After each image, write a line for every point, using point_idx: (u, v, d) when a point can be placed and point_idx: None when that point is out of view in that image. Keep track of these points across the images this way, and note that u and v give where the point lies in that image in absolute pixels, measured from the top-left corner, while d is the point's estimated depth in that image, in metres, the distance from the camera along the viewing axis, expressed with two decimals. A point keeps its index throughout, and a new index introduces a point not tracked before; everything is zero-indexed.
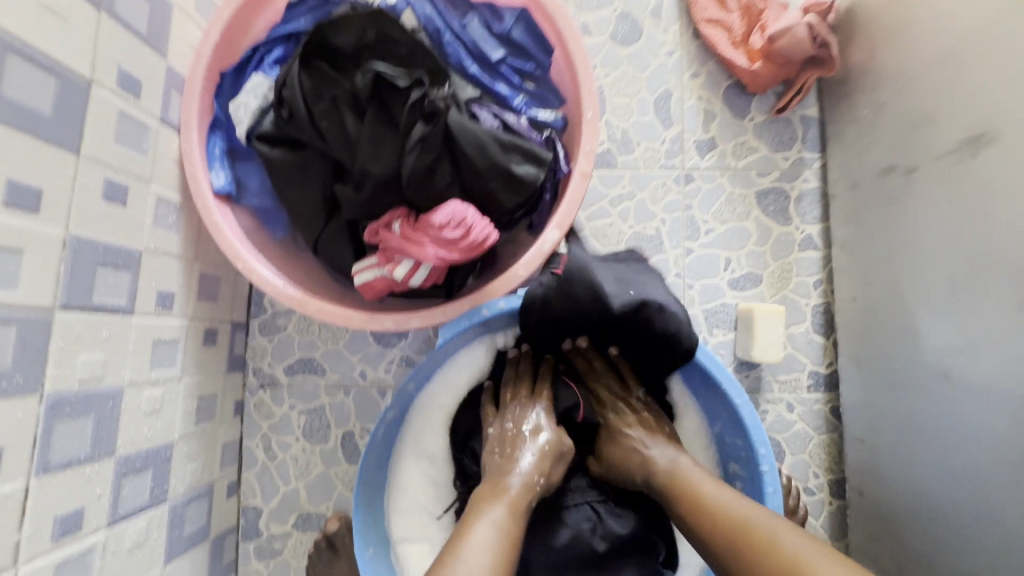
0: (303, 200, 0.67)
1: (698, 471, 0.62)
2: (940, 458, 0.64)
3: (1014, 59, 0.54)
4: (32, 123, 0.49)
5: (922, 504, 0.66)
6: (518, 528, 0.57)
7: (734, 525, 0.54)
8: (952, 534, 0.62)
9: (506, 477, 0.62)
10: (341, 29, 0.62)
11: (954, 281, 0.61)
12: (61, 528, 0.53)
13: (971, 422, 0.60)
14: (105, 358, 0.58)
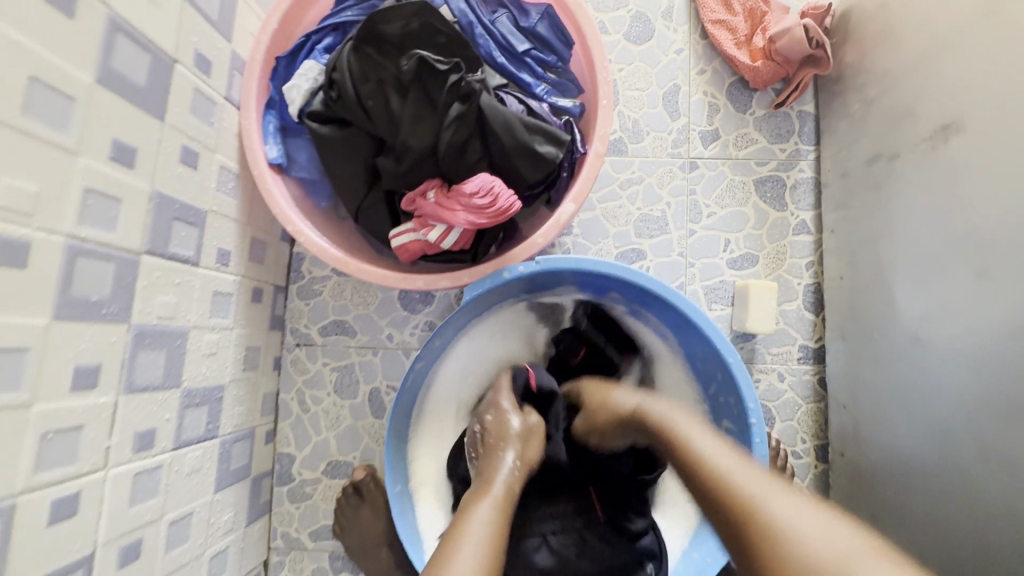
0: (347, 172, 0.75)
1: (688, 420, 0.59)
2: (914, 415, 0.69)
3: (982, 59, 0.62)
4: (132, 93, 0.58)
5: (897, 459, 0.72)
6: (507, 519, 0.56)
7: (719, 473, 0.51)
8: (929, 484, 0.67)
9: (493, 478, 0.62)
10: (389, 19, 0.70)
11: (924, 255, 0.68)
12: (139, 443, 0.62)
13: (952, 381, 0.63)
14: (176, 301, 0.66)
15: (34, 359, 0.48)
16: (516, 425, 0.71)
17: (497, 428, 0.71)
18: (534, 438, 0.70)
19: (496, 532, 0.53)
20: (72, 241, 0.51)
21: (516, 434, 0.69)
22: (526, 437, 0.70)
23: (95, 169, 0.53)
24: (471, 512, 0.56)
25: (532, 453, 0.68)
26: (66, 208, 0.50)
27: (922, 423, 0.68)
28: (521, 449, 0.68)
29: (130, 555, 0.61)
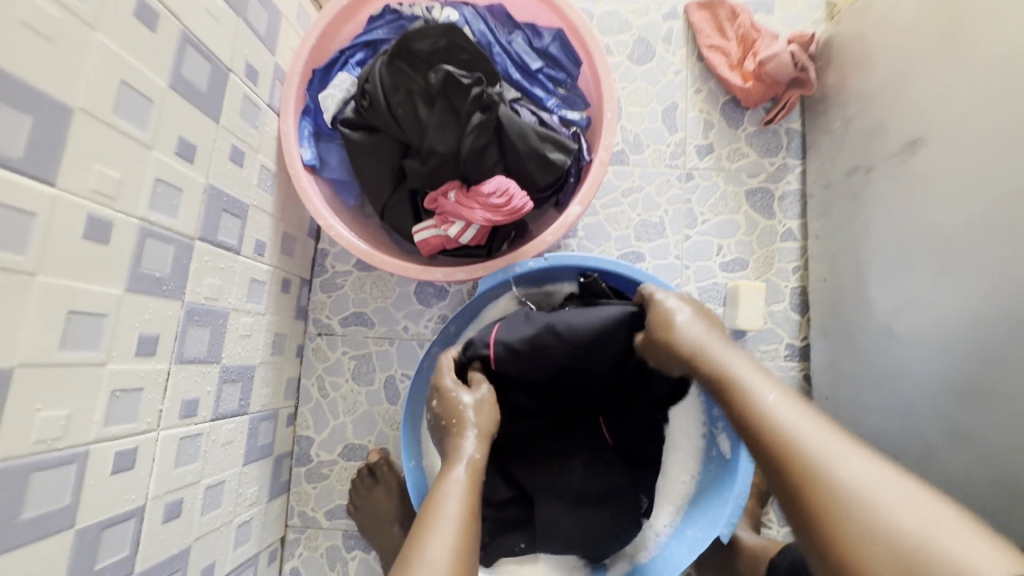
0: (375, 174, 0.83)
1: (762, 382, 0.54)
2: (904, 404, 0.73)
3: (939, 83, 0.70)
4: (196, 98, 0.65)
5: (880, 442, 0.77)
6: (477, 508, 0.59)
7: (772, 439, 0.49)
8: (921, 467, 0.71)
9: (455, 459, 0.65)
10: (419, 37, 0.78)
11: (895, 256, 0.75)
12: (184, 410, 0.68)
13: (946, 373, 0.67)
14: (220, 284, 0.73)
15: (108, 324, 0.55)
16: (457, 402, 0.70)
17: (449, 413, 0.70)
18: (487, 405, 0.71)
19: (457, 523, 0.57)
20: (143, 223, 0.58)
21: (471, 418, 0.69)
22: (475, 410, 0.70)
23: (164, 161, 0.61)
24: (443, 500, 0.59)
25: (482, 425, 0.69)
26: (140, 194, 0.58)
27: (894, 410, 0.74)
28: (473, 432, 0.68)
29: (173, 512, 0.67)
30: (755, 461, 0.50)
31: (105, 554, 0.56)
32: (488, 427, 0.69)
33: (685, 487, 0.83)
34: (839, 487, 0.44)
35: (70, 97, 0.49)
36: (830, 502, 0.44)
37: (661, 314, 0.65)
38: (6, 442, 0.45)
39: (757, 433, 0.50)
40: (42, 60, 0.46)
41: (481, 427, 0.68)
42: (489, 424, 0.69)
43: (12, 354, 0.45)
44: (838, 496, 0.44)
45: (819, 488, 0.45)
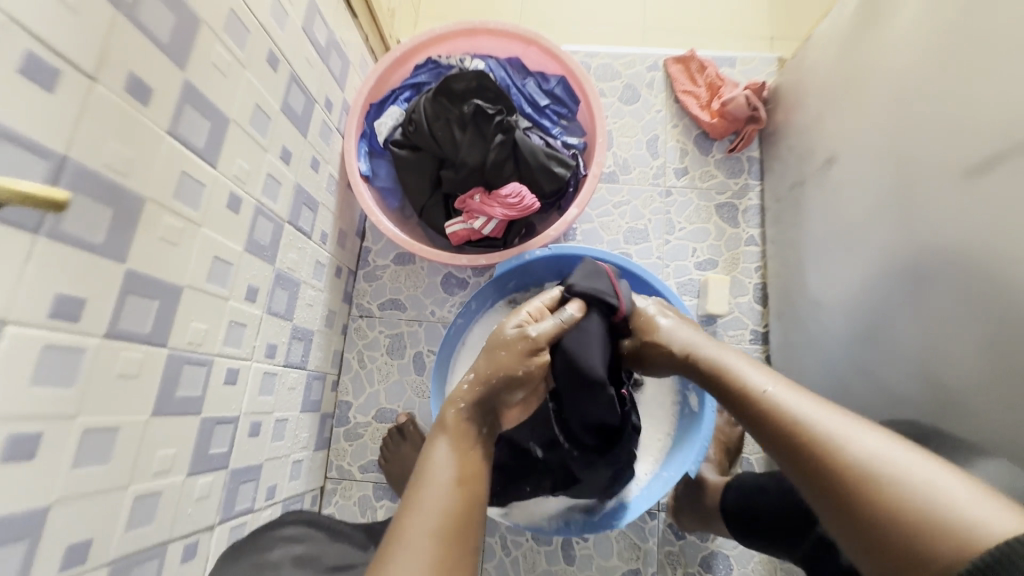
0: (417, 182, 1.06)
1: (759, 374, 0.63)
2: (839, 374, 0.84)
3: (836, 114, 0.90)
4: (295, 119, 0.89)
5: None
6: (454, 530, 0.55)
7: (774, 419, 0.57)
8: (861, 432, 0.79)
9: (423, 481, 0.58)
10: (457, 79, 1.03)
11: (820, 239, 0.92)
12: (267, 352, 0.88)
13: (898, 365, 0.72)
14: (298, 259, 0.95)
15: (233, 272, 0.76)
16: (508, 334, 0.69)
17: (489, 354, 0.68)
18: (516, 347, 0.67)
19: (452, 475, 0.59)
20: (258, 204, 0.80)
21: (483, 364, 0.67)
22: (500, 350, 0.68)
23: (273, 162, 0.84)
24: (435, 455, 0.61)
25: (503, 368, 0.66)
26: (259, 183, 0.80)
27: (819, 363, 0.90)
28: (489, 379, 0.66)
29: (254, 431, 0.86)
30: (767, 443, 0.58)
31: (213, 444, 0.75)
32: (508, 369, 0.66)
33: (662, 440, 1.01)
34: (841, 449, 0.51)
35: (230, 112, 0.72)
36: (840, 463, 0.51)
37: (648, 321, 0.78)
38: (174, 337, 0.65)
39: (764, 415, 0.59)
40: (221, 87, 0.69)
41: (497, 378, 0.66)
42: (513, 375, 0.66)
43: (185, 278, 0.66)
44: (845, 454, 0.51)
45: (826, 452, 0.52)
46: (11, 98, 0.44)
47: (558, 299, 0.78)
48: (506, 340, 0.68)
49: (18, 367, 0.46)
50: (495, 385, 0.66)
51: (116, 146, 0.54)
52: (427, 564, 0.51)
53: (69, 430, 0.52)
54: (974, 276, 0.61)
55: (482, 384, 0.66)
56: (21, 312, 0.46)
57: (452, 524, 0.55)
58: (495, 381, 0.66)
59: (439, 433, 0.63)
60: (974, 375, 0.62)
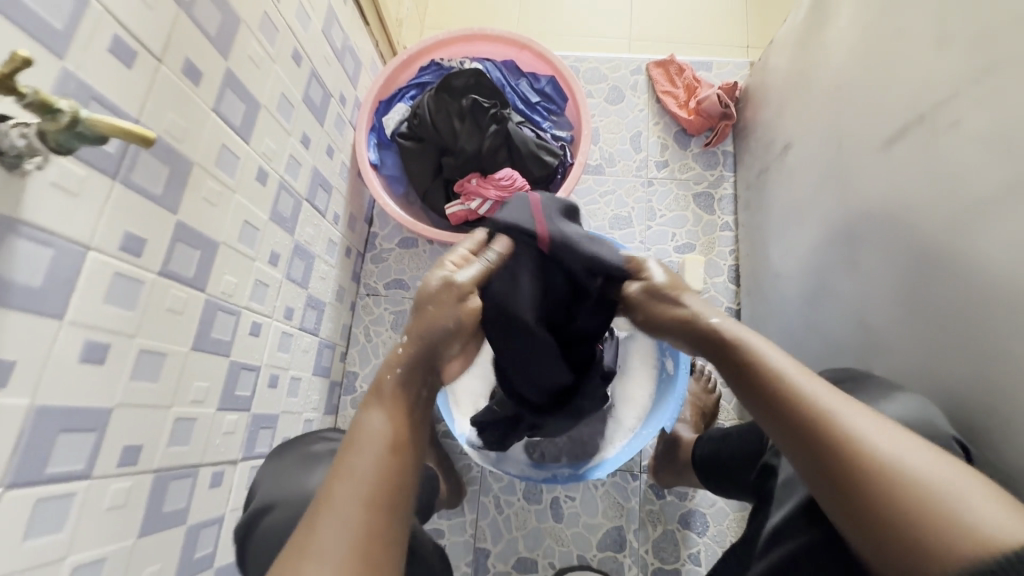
0: (420, 169, 1.18)
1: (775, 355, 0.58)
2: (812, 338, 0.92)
3: (794, 107, 1.02)
4: (314, 110, 1.02)
5: None
6: (383, 494, 0.52)
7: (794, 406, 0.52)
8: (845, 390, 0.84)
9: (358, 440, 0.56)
10: (456, 77, 1.16)
11: (780, 217, 1.05)
12: (286, 313, 0.98)
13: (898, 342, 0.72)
14: (313, 234, 1.06)
15: (259, 236, 0.87)
16: (434, 283, 0.64)
17: (416, 309, 0.64)
18: (440, 299, 0.63)
19: (384, 438, 0.56)
20: (281, 180, 0.92)
21: (418, 320, 0.63)
22: (431, 303, 0.63)
23: (295, 145, 0.96)
24: (369, 418, 0.57)
25: (433, 319, 0.63)
26: (282, 161, 0.92)
27: (782, 326, 1.01)
28: (421, 333, 0.63)
29: (272, 383, 0.96)
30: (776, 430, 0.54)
31: (239, 386, 0.85)
32: (439, 322, 0.63)
33: (642, 401, 1.10)
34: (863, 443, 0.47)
35: (261, 98, 0.84)
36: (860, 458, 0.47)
37: (670, 283, 0.70)
38: (211, 285, 0.76)
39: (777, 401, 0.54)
40: (254, 76, 0.81)
41: (428, 333, 0.62)
42: (450, 322, 0.63)
43: (221, 235, 0.77)
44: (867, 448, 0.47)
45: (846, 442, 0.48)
46: (102, 71, 0.56)
47: (482, 243, 0.72)
48: (434, 293, 0.64)
49: (96, 286, 0.57)
50: (427, 339, 0.62)
51: (173, 116, 0.66)
52: (355, 532, 0.49)
53: (129, 347, 0.62)
54: (890, 228, 0.73)
55: (417, 340, 0.62)
56: (101, 241, 0.57)
57: (384, 490, 0.52)
58: (428, 334, 0.62)
59: (376, 397, 0.59)
60: (894, 313, 0.73)
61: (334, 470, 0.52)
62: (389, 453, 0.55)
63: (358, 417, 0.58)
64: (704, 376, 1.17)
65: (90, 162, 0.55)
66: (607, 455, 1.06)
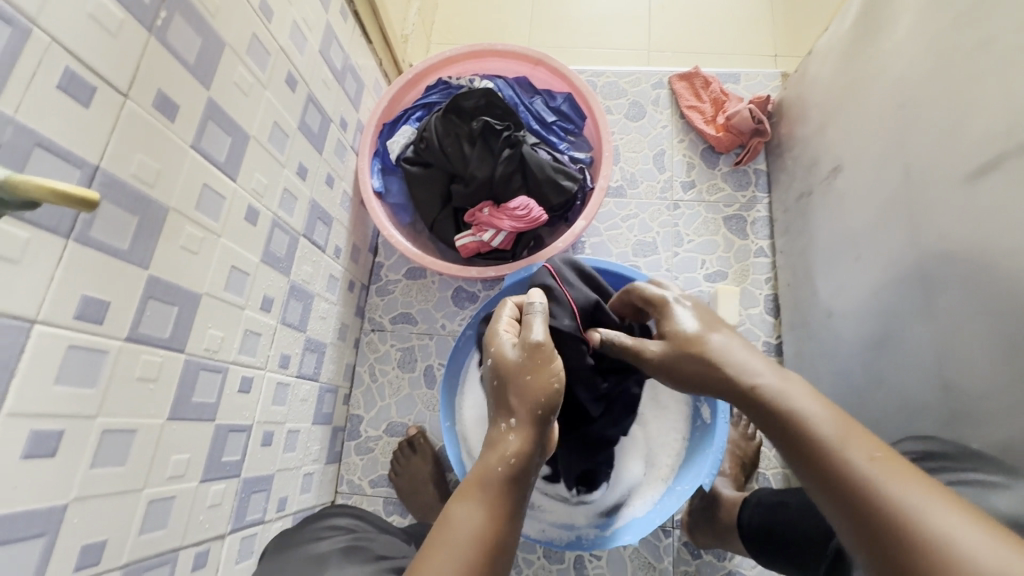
0: (428, 197, 1.09)
1: (826, 418, 0.49)
2: (881, 389, 0.80)
3: (842, 125, 0.92)
4: (311, 137, 0.93)
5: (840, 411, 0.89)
6: None
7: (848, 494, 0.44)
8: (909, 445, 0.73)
9: (456, 517, 0.50)
10: (466, 97, 1.07)
11: (834, 247, 0.93)
12: (281, 362, 0.89)
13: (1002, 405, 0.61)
14: (311, 272, 0.97)
15: (250, 281, 0.78)
16: (513, 352, 0.59)
17: (501, 375, 0.58)
18: (529, 385, 0.56)
19: (488, 531, 0.49)
20: (274, 217, 0.83)
21: (515, 396, 0.56)
22: (526, 374, 0.57)
23: (290, 177, 0.87)
24: (463, 513, 0.50)
25: (533, 393, 0.56)
26: (276, 197, 0.83)
27: (838, 370, 0.90)
28: (524, 411, 0.55)
29: (267, 440, 0.86)
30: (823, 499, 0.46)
31: (227, 451, 0.76)
32: (541, 392, 0.56)
33: (675, 447, 0.98)
34: (927, 550, 0.39)
35: (250, 130, 0.75)
36: (912, 562, 0.40)
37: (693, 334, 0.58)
38: (192, 343, 0.67)
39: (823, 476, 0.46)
40: (241, 106, 0.73)
41: (527, 407, 0.55)
42: (542, 399, 0.56)
43: (203, 286, 0.68)
44: (922, 557, 0.39)
45: (893, 549, 0.41)
46: (52, 111, 0.47)
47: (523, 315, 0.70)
48: (519, 364, 0.58)
49: (44, 365, 0.49)
50: (533, 416, 0.55)
51: (142, 157, 0.57)
52: None
53: (88, 429, 0.53)
54: (978, 279, 0.64)
55: (526, 424, 0.55)
56: (49, 311, 0.48)
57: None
58: (531, 410, 0.55)
59: (477, 490, 0.51)
60: (986, 376, 0.63)
61: (435, 540, 0.48)
62: (489, 561, 0.47)
63: (450, 508, 0.51)
64: (743, 421, 1.05)
65: (35, 222, 0.47)
66: (638, 511, 0.94)
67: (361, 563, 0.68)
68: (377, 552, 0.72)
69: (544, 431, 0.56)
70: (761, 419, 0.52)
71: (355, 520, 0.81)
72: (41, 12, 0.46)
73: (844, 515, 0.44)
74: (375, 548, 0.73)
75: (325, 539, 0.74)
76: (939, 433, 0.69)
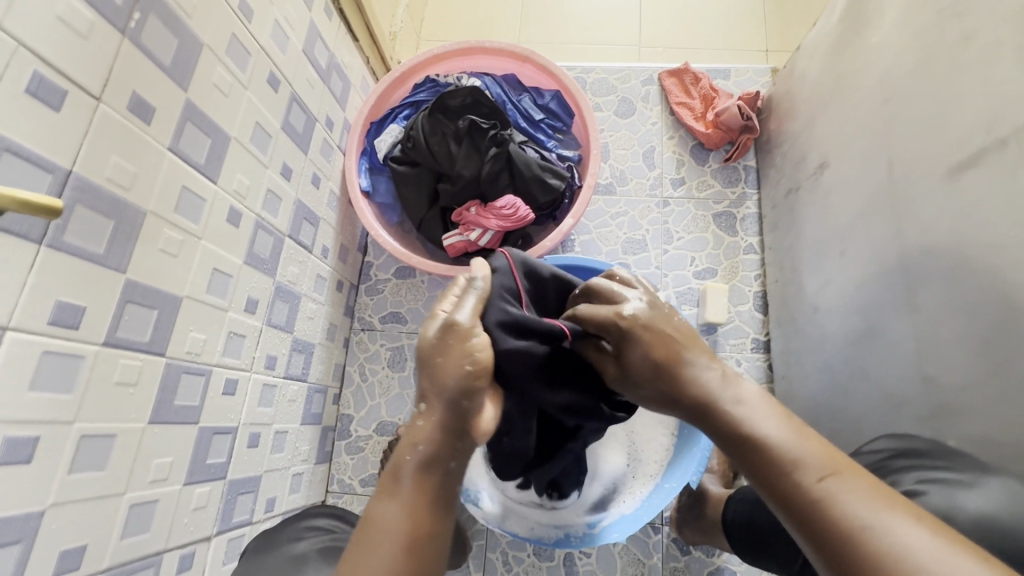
0: (415, 196, 1.09)
1: (777, 427, 0.47)
2: (865, 386, 0.80)
3: (830, 121, 0.91)
4: (296, 137, 0.92)
5: (825, 408, 0.89)
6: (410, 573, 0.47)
7: (799, 505, 0.42)
8: None
9: (377, 509, 0.51)
10: (452, 96, 1.06)
11: (821, 243, 0.93)
12: (268, 363, 0.89)
13: (983, 403, 0.61)
14: (298, 272, 0.96)
15: (233, 283, 0.78)
16: (430, 333, 0.55)
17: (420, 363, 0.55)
18: (445, 369, 0.53)
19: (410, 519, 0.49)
20: (258, 219, 0.83)
21: (424, 382, 0.54)
22: (437, 357, 0.54)
23: (273, 177, 0.86)
24: (382, 509, 0.50)
25: (441, 381, 0.53)
26: (259, 198, 0.82)
27: (822, 366, 0.91)
28: (435, 398, 0.53)
29: (253, 442, 0.86)
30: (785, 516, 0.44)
31: (211, 454, 0.76)
32: (454, 378, 0.53)
33: (663, 444, 0.98)
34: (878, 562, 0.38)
35: (231, 130, 0.74)
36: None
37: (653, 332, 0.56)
38: (173, 347, 0.67)
39: (782, 493, 0.44)
40: (221, 107, 0.72)
41: (440, 397, 0.53)
42: (455, 383, 0.53)
43: (184, 289, 0.68)
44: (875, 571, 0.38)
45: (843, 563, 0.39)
46: (21, 116, 0.47)
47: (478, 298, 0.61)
48: (433, 347, 0.55)
49: (20, 371, 0.49)
50: (444, 402, 0.53)
51: (118, 161, 0.57)
52: None
53: (67, 434, 0.53)
54: (957, 277, 0.64)
55: (435, 406, 0.53)
56: (23, 317, 0.48)
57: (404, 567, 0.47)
58: (443, 399, 0.53)
59: (393, 484, 0.52)
60: (966, 374, 0.63)
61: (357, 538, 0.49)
62: (406, 551, 0.48)
63: (374, 503, 0.52)
64: None
65: (6, 228, 0.46)
66: (627, 508, 0.95)
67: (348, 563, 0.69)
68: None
69: (461, 414, 0.53)
70: (715, 430, 0.50)
71: (334, 520, 0.81)
72: (6, 15, 0.45)
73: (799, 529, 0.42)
74: None
75: (302, 540, 0.74)
76: (919, 430, 0.69)
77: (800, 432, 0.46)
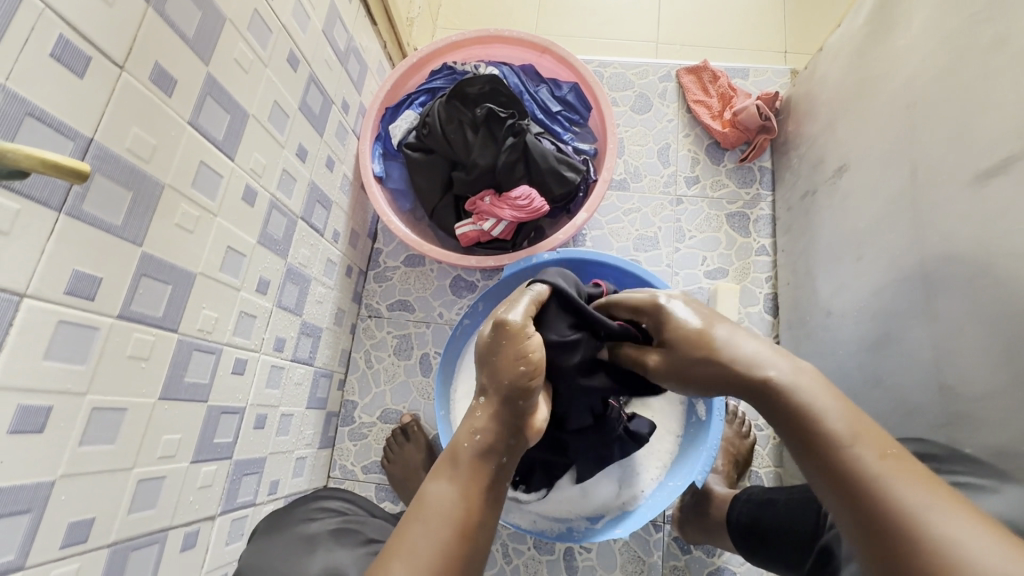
0: (429, 183, 1.09)
1: (839, 413, 0.49)
2: (878, 391, 0.80)
3: (852, 123, 0.90)
4: (312, 118, 0.91)
5: None
6: (462, 552, 0.47)
7: (846, 474, 0.46)
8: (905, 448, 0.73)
9: (429, 488, 0.51)
10: (470, 84, 1.06)
11: (837, 247, 0.92)
12: (276, 345, 0.88)
13: (1003, 409, 0.60)
14: (309, 255, 0.95)
15: (246, 262, 0.77)
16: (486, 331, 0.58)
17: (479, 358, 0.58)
18: (505, 364, 0.55)
19: (466, 501, 0.49)
20: (272, 198, 0.82)
21: (488, 374, 0.56)
22: (496, 353, 0.56)
23: (289, 157, 0.85)
24: (436, 489, 0.51)
25: (501, 374, 0.55)
26: (274, 178, 0.82)
27: (834, 370, 0.90)
28: (495, 389, 0.55)
29: (260, 423, 0.86)
30: (825, 482, 0.47)
31: (219, 433, 0.75)
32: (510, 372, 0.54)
33: (670, 444, 0.98)
34: (928, 557, 0.40)
35: (250, 108, 0.74)
36: (894, 538, 0.42)
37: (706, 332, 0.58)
38: (185, 323, 0.66)
39: (825, 462, 0.47)
40: (241, 84, 0.71)
41: (500, 391, 0.55)
42: (513, 378, 0.54)
43: (198, 265, 0.67)
44: (904, 535, 0.42)
45: (877, 538, 0.43)
46: (44, 80, 0.46)
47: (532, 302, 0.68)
48: (491, 343, 0.57)
49: (33, 340, 0.48)
50: (504, 395, 0.55)
51: (138, 132, 0.56)
52: None
53: (78, 406, 0.53)
54: (981, 284, 0.63)
55: (495, 400, 0.55)
56: (40, 285, 0.48)
57: (457, 540, 0.47)
58: (510, 391, 0.55)
59: (450, 468, 0.52)
60: (985, 380, 0.63)
61: (411, 513, 0.49)
62: (454, 538, 0.47)
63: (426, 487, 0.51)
64: (738, 419, 1.06)
65: (25, 193, 0.45)
66: (631, 507, 0.94)
67: (357, 548, 0.69)
68: (363, 539, 0.72)
69: (516, 416, 0.55)
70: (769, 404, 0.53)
71: (344, 503, 0.80)
72: None
73: (845, 518, 0.45)
74: (361, 532, 0.73)
75: (313, 521, 0.73)
76: (932, 437, 0.69)
77: (854, 419, 0.48)
